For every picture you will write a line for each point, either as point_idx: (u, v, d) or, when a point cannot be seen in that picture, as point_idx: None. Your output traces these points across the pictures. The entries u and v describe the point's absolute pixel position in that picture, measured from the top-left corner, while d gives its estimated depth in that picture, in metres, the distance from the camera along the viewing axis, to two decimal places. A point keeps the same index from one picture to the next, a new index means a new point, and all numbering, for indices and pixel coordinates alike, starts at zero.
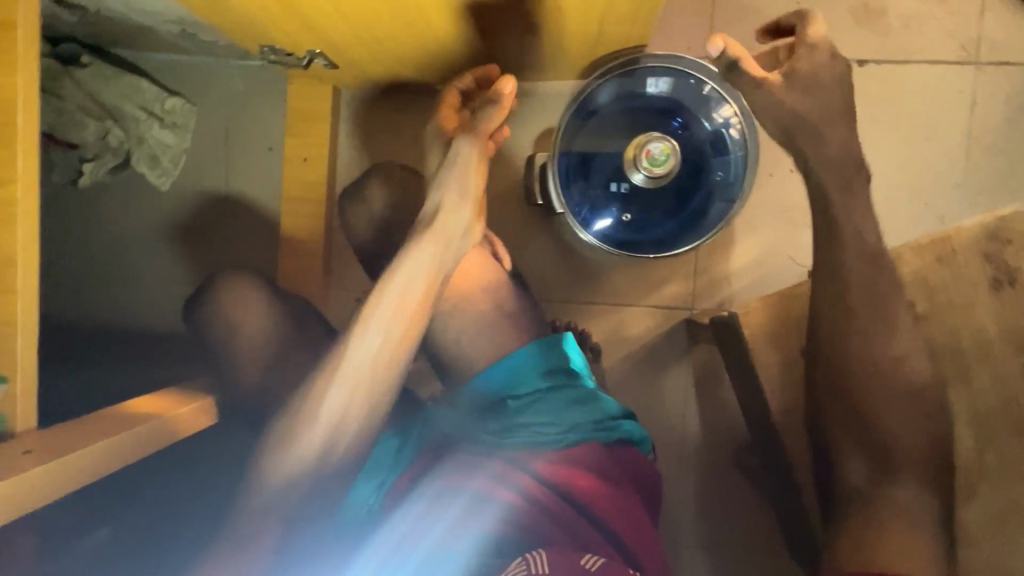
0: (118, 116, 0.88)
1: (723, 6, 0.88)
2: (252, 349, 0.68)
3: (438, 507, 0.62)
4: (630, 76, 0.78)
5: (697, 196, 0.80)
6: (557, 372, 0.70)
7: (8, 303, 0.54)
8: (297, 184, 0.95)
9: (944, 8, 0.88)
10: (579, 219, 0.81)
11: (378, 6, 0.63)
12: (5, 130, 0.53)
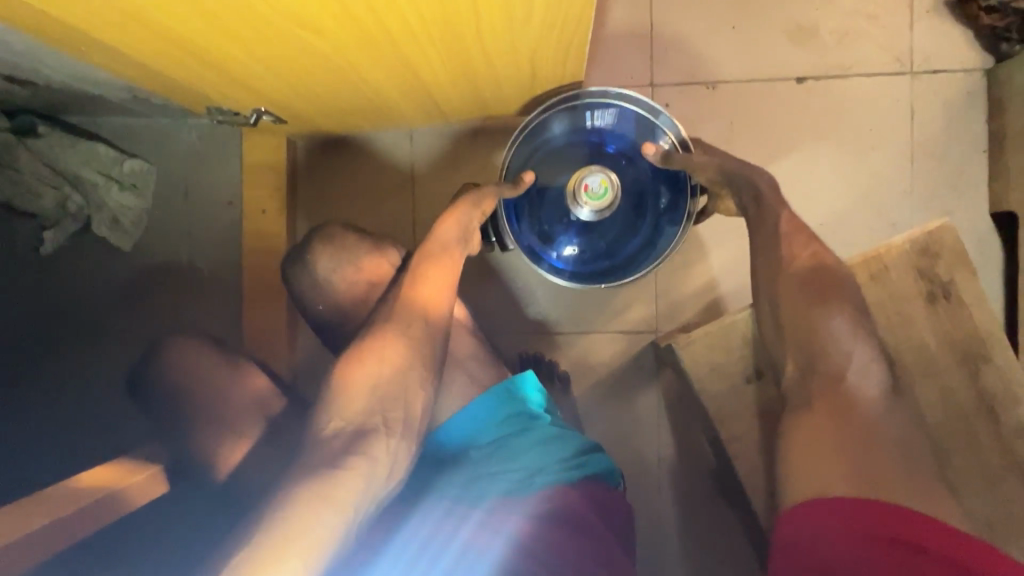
0: (77, 182, 0.89)
1: (659, 37, 0.91)
2: (201, 409, 0.69)
3: (430, 557, 0.59)
4: (579, 107, 0.78)
5: (646, 223, 0.80)
6: (520, 414, 0.71)
7: None
8: (257, 236, 0.96)
9: (875, 23, 0.90)
10: (530, 251, 0.81)
11: (309, 66, 0.64)
12: None
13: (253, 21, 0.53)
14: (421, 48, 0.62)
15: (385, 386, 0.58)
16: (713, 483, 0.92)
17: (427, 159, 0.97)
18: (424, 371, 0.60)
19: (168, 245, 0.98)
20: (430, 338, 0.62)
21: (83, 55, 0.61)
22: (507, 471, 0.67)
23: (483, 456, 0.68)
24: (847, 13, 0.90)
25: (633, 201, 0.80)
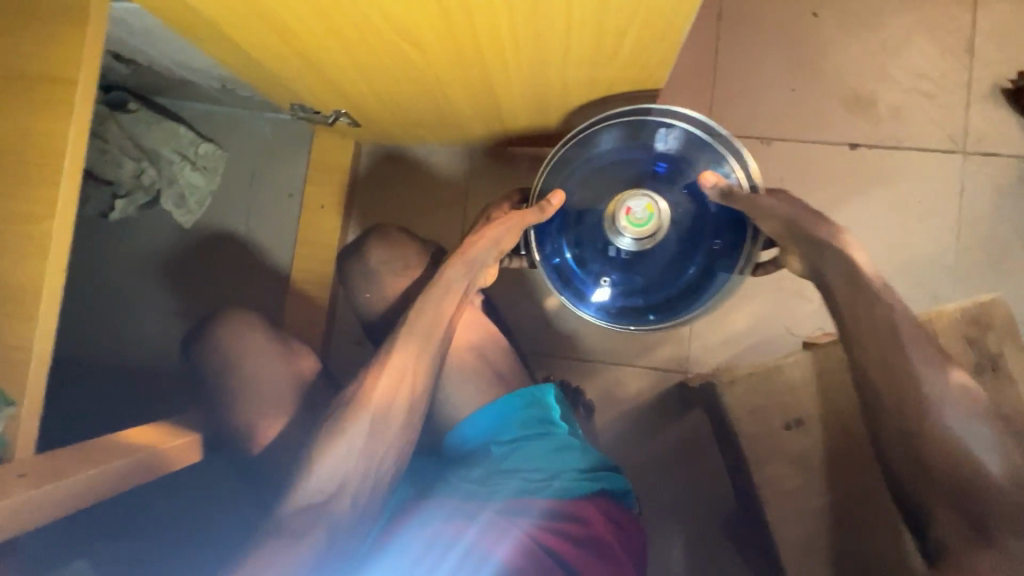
0: (154, 157, 0.93)
1: (720, 90, 0.95)
2: (246, 384, 0.71)
3: (436, 554, 0.60)
4: (635, 128, 0.72)
5: (689, 265, 0.75)
6: (532, 418, 0.72)
7: (17, 327, 0.52)
8: (312, 230, 1.00)
9: (931, 101, 0.93)
10: (560, 279, 0.77)
11: (400, 76, 0.69)
12: (48, 168, 0.53)
13: (358, 18, 0.55)
14: (502, 52, 0.62)
15: (365, 445, 0.61)
16: (729, 535, 0.90)
17: (483, 177, 1.01)
18: (404, 426, 0.63)
19: (226, 228, 1.02)
20: (414, 391, 0.63)
21: (198, 43, 0.66)
22: (516, 476, 0.68)
23: (491, 461, 0.70)
24: (905, 89, 0.94)
25: (681, 239, 0.74)
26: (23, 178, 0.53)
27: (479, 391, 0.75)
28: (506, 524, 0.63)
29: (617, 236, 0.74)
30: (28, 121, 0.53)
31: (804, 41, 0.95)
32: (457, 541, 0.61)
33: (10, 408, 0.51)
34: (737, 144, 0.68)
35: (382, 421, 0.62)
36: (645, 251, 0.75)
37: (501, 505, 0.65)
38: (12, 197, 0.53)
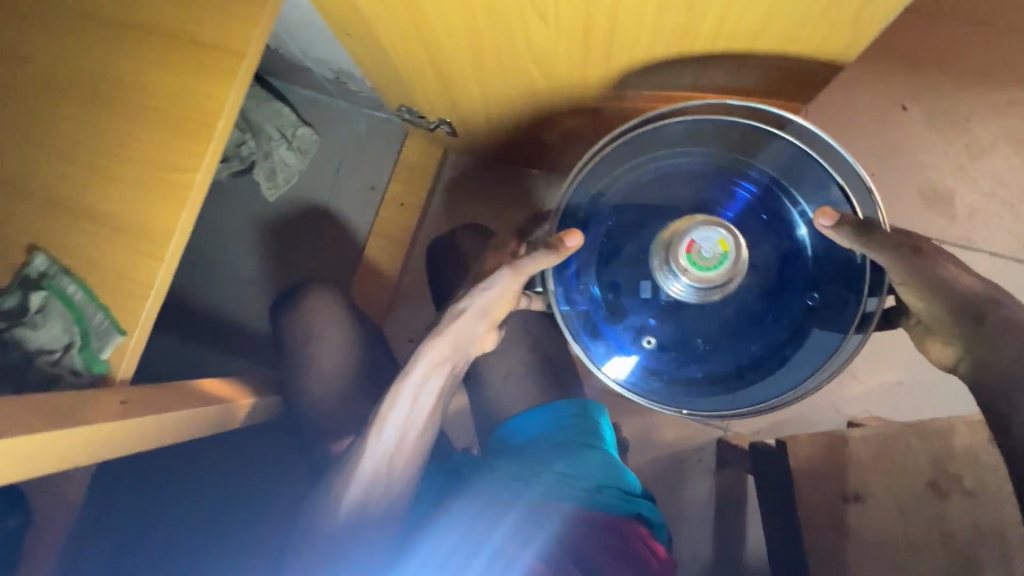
0: (256, 131, 0.97)
1: None
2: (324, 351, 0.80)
3: (466, 548, 0.60)
4: (699, 140, 0.53)
5: (784, 327, 0.52)
6: (580, 432, 0.72)
7: (147, 265, 0.56)
8: (387, 224, 1.04)
9: (1009, 209, 0.95)
10: (582, 340, 0.54)
11: (518, 98, 0.73)
12: (205, 129, 0.58)
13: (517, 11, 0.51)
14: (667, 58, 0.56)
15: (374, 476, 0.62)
16: None
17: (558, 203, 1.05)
18: (415, 454, 0.63)
19: (307, 209, 1.07)
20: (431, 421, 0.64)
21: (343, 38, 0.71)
22: (558, 481, 0.66)
23: (526, 465, 0.68)
24: (985, 193, 0.96)
25: (766, 301, 0.52)
26: (182, 134, 0.58)
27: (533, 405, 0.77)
28: (529, 530, 0.61)
29: (665, 277, 0.49)
30: (196, 84, 0.58)
31: (891, 132, 0.98)
32: (479, 551, 0.60)
33: (117, 334, 0.54)
34: (858, 165, 0.49)
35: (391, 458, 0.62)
36: (708, 303, 0.50)
37: (524, 509, 0.63)
38: (170, 149, 0.58)
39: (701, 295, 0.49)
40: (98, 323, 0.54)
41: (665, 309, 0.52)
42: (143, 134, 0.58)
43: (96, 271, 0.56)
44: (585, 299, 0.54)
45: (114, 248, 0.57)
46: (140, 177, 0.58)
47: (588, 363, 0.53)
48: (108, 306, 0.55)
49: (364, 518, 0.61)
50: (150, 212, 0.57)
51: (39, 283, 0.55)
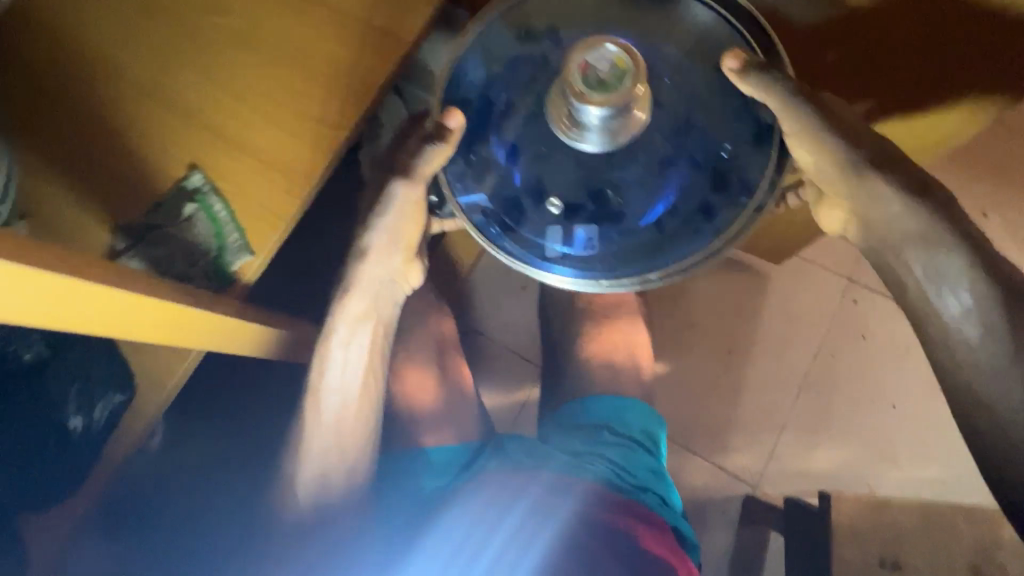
0: None
1: None
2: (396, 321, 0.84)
3: (502, 502, 0.62)
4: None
5: (653, 195, 0.55)
6: (624, 430, 0.77)
7: (287, 204, 0.64)
8: None
9: None
10: (506, 232, 0.55)
11: None
12: (361, 100, 0.66)
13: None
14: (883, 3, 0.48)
15: (323, 458, 0.63)
16: None
17: None
18: (353, 412, 0.64)
19: None
20: (374, 366, 0.65)
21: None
22: (598, 459, 0.70)
23: (588, 445, 0.73)
24: None
25: (661, 160, 0.54)
26: (341, 101, 0.65)
27: (582, 416, 0.80)
28: (550, 500, 0.62)
29: (584, 112, 0.49)
30: (363, 61, 0.66)
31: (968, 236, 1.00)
32: (505, 514, 0.61)
33: (248, 255, 0.63)
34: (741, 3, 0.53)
35: (341, 415, 0.63)
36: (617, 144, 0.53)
37: (549, 478, 0.64)
38: (328, 111, 0.65)
39: (600, 140, 0.52)
40: (232, 241, 0.62)
41: (569, 188, 0.55)
42: (305, 91, 0.66)
43: (247, 205, 0.64)
44: (498, 177, 0.56)
45: (264, 184, 0.64)
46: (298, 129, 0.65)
47: (513, 259, 0.55)
48: (241, 226, 0.63)
49: (337, 480, 0.63)
50: (300, 160, 0.65)
51: (194, 196, 0.63)
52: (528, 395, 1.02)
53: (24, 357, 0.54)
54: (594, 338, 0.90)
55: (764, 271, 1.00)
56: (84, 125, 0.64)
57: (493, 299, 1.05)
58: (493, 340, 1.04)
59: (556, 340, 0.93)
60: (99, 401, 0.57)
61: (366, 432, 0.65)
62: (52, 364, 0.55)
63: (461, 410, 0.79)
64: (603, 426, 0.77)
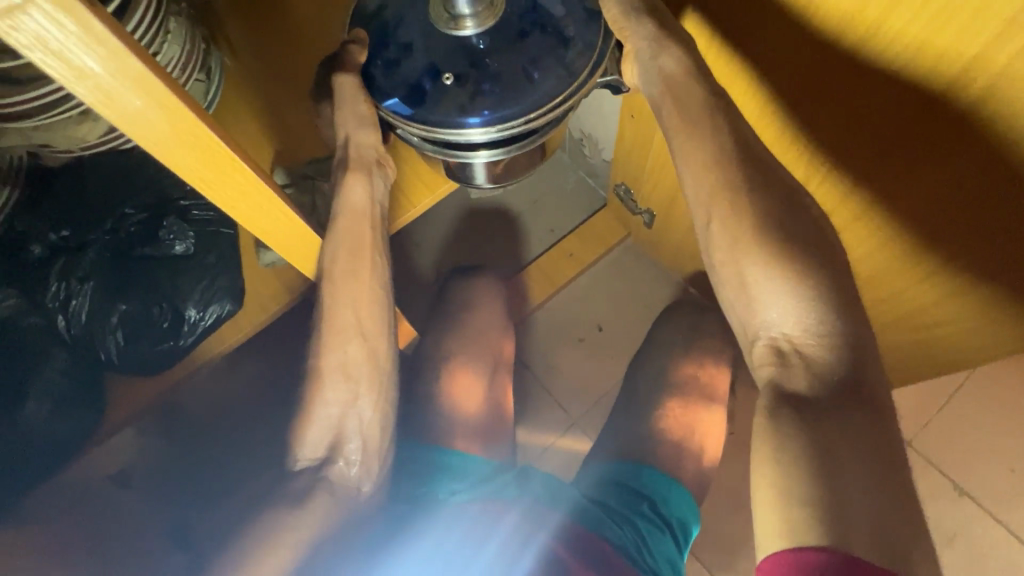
0: None
1: (944, 423, 0.99)
2: (467, 333, 0.89)
3: (491, 512, 0.67)
4: None
5: (534, 58, 0.53)
6: (635, 497, 0.78)
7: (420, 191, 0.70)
8: (551, 262, 1.11)
9: None
10: (407, 108, 0.53)
11: None
12: None
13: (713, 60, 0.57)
14: (837, 168, 0.54)
15: (341, 386, 0.61)
16: None
17: None
18: (370, 327, 0.61)
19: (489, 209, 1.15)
20: (377, 244, 0.61)
21: (627, 125, 0.85)
22: (599, 507, 0.74)
23: (623, 505, 0.76)
24: None
25: (520, 31, 0.54)
26: None
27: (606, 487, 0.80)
28: (530, 526, 0.66)
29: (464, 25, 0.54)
30: None
31: None
32: (500, 519, 0.66)
33: None
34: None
35: (361, 336, 0.61)
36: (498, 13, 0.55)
37: (527, 504, 0.68)
38: None
39: (475, 30, 0.54)
40: None
41: (445, 57, 0.54)
42: None
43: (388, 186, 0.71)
44: (404, 74, 0.54)
45: (407, 170, 0.71)
46: None
47: (426, 130, 0.53)
48: None
49: (353, 440, 0.62)
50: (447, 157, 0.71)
51: None
52: (554, 440, 1.03)
53: (176, 247, 0.63)
54: (657, 416, 0.91)
55: None
56: (280, 75, 0.74)
57: (552, 340, 1.09)
58: (538, 375, 1.07)
59: (620, 405, 0.96)
60: (212, 303, 0.63)
61: (383, 357, 0.63)
62: (194, 259, 0.63)
63: (497, 429, 0.83)
64: (647, 498, 0.78)
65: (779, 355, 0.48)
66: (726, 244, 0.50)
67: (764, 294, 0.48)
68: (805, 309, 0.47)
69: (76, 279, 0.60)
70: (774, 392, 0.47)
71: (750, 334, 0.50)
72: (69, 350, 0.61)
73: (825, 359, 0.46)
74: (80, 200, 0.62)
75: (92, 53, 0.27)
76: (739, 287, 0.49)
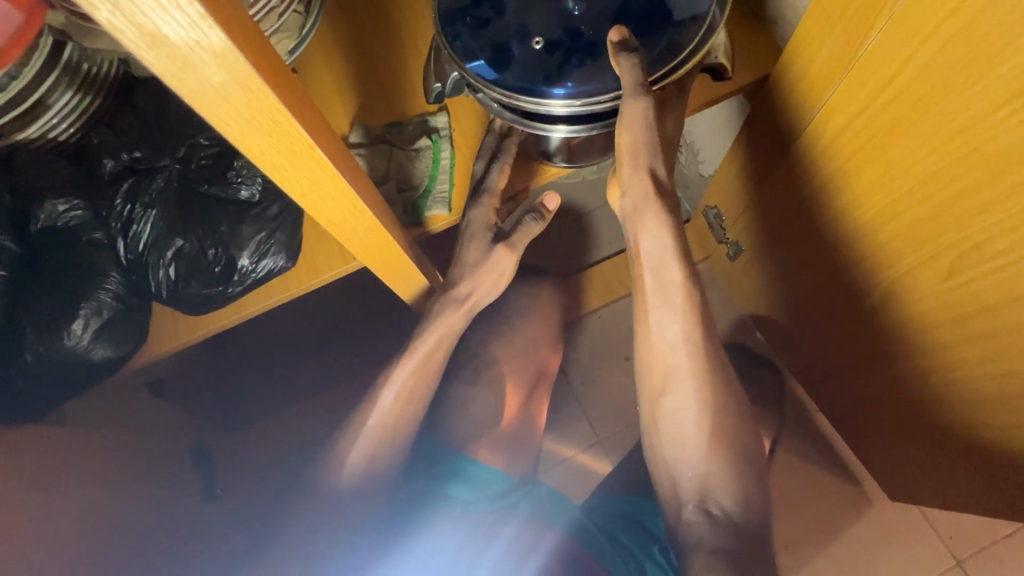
0: None
1: (1004, 552, 0.89)
2: (513, 335, 0.85)
3: (490, 522, 0.70)
4: None
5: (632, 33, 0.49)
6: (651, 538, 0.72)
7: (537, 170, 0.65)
8: (615, 269, 1.03)
9: None
10: (491, 71, 0.49)
11: (838, 315, 0.70)
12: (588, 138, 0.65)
13: (793, 138, 0.62)
14: (980, 265, 0.47)
15: (370, 455, 0.63)
16: None
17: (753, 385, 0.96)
18: (416, 394, 0.65)
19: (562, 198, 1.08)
20: (473, 303, 0.65)
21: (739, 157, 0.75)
22: (600, 541, 0.71)
23: (635, 544, 0.71)
24: None
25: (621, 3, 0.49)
26: None
27: (619, 524, 0.75)
28: (530, 541, 0.69)
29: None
30: None
31: None
32: (499, 529, 0.70)
33: (445, 210, 0.64)
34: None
35: (430, 377, 0.66)
36: None
37: (522, 518, 0.71)
38: None
39: None
40: (439, 190, 0.64)
41: (541, 22, 0.49)
42: None
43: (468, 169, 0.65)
44: (490, 29, 0.50)
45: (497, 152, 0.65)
46: None
47: (508, 97, 0.49)
48: (434, 181, 0.64)
49: (408, 429, 0.65)
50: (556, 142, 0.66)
51: (431, 133, 0.65)
52: (573, 454, 0.99)
53: (242, 192, 0.61)
54: None
55: (866, 492, 0.94)
56: (381, 24, 0.68)
57: (597, 352, 1.03)
58: (572, 386, 1.02)
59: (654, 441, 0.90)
60: (266, 256, 0.61)
61: (416, 415, 0.66)
62: (257, 207, 0.61)
63: (523, 443, 0.80)
64: (659, 542, 0.71)
65: (705, 514, 0.55)
66: (668, 415, 0.57)
67: (700, 467, 0.56)
68: (716, 476, 0.55)
69: (141, 205, 0.59)
70: (705, 553, 0.53)
71: (681, 496, 0.57)
72: (122, 273, 0.60)
73: (742, 516, 0.55)
74: (159, 123, 0.61)
75: (169, 20, 0.23)
76: (680, 454, 0.57)
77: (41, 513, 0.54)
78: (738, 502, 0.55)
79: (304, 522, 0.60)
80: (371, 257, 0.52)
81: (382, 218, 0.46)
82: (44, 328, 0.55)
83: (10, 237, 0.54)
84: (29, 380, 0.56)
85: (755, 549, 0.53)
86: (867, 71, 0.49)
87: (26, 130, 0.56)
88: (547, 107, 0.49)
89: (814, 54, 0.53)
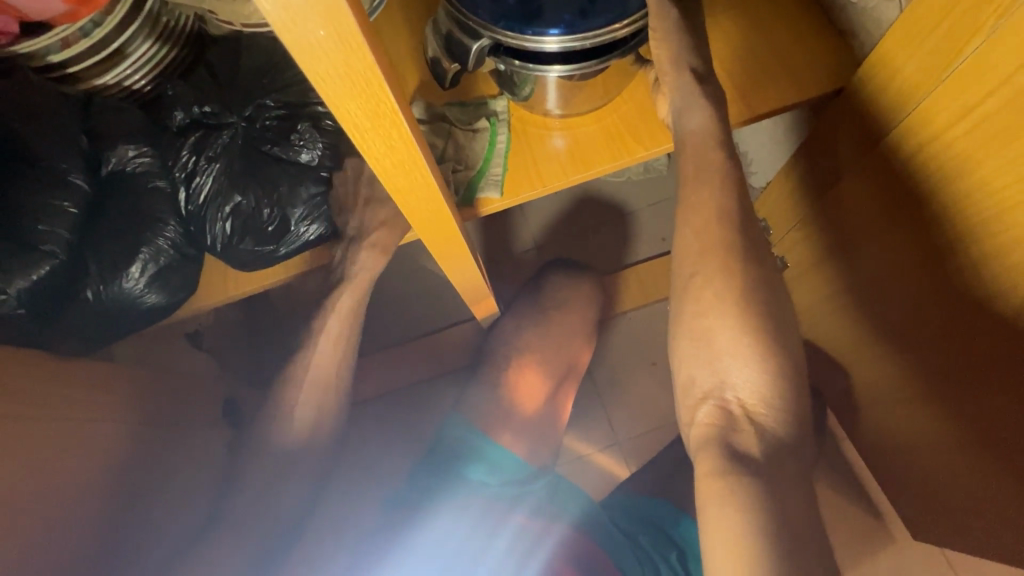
0: None
1: None
2: (554, 326, 0.85)
3: (501, 506, 0.69)
4: None
5: None
6: (673, 545, 0.72)
7: (589, 164, 0.64)
8: (654, 272, 1.02)
9: None
10: (514, 21, 0.51)
11: (894, 339, 0.68)
12: (634, 139, 0.64)
13: (872, 150, 0.60)
14: None
15: (306, 406, 0.66)
16: None
17: None
18: (348, 348, 0.68)
19: (607, 196, 1.06)
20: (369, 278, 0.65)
21: (807, 170, 0.74)
22: (617, 541, 0.71)
23: (652, 546, 0.71)
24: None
25: None
26: (632, 130, 0.64)
27: (638, 527, 0.74)
28: (541, 527, 0.69)
29: None
30: (642, 109, 0.65)
31: None
32: (509, 514, 0.69)
33: (496, 193, 0.64)
34: None
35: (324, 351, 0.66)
36: None
37: (535, 502, 0.70)
38: (624, 132, 0.64)
39: None
40: (492, 173, 0.64)
41: None
42: (605, 109, 0.65)
43: (525, 158, 0.65)
44: None
45: (551, 148, 0.65)
46: (600, 129, 0.65)
47: (521, 38, 0.51)
48: (485, 164, 0.64)
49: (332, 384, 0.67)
50: (607, 139, 0.64)
51: (489, 116, 0.65)
52: (590, 452, 0.99)
53: (303, 155, 0.61)
54: None
55: (890, 529, 0.91)
56: None
57: (626, 352, 1.02)
58: (597, 384, 1.01)
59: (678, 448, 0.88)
60: (320, 221, 0.62)
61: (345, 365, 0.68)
62: (316, 171, 0.62)
63: (548, 433, 0.80)
64: (678, 548, 0.71)
65: (723, 410, 0.48)
66: (695, 297, 0.50)
67: (721, 353, 0.48)
68: (740, 363, 0.48)
69: (206, 158, 0.61)
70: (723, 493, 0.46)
71: (698, 392, 0.50)
72: (180, 223, 0.61)
73: (772, 425, 0.47)
74: (228, 79, 0.62)
75: None
76: (697, 344, 0.50)
77: (70, 453, 0.56)
78: (764, 402, 0.47)
79: (261, 460, 0.64)
80: (428, 237, 0.53)
81: (444, 196, 0.47)
82: (106, 267, 0.57)
83: (84, 175, 0.56)
84: (86, 321, 0.59)
85: (789, 468, 0.46)
86: (961, 87, 0.47)
87: (103, 77, 0.59)
88: (557, 42, 0.51)
89: (903, 65, 0.52)
